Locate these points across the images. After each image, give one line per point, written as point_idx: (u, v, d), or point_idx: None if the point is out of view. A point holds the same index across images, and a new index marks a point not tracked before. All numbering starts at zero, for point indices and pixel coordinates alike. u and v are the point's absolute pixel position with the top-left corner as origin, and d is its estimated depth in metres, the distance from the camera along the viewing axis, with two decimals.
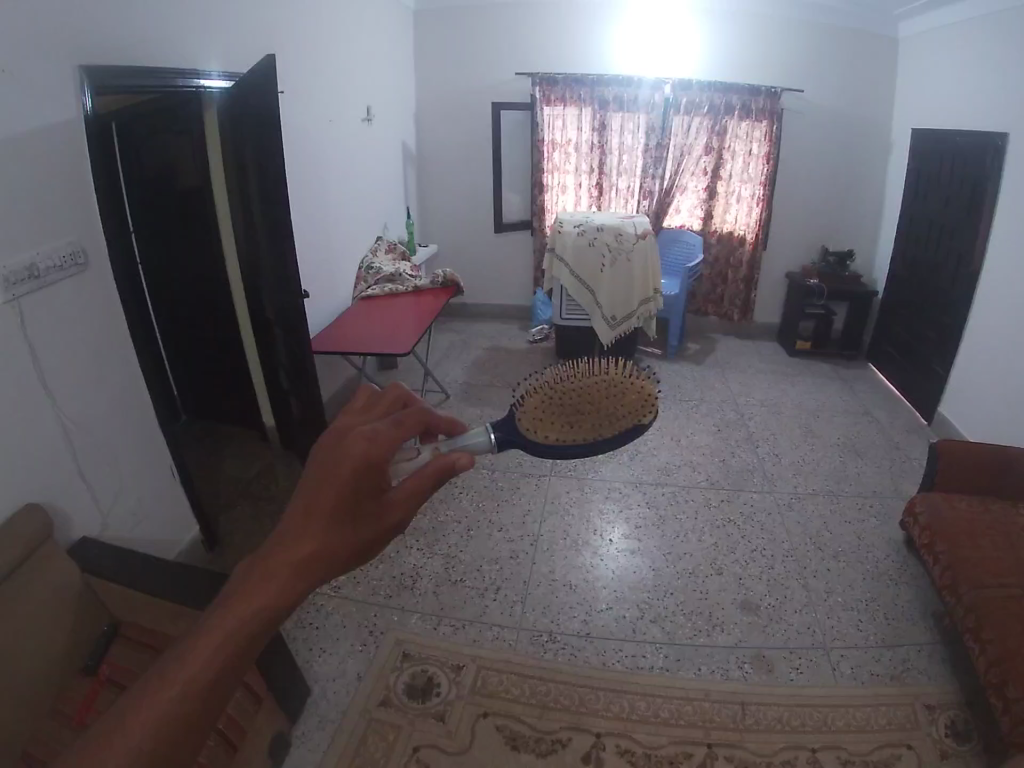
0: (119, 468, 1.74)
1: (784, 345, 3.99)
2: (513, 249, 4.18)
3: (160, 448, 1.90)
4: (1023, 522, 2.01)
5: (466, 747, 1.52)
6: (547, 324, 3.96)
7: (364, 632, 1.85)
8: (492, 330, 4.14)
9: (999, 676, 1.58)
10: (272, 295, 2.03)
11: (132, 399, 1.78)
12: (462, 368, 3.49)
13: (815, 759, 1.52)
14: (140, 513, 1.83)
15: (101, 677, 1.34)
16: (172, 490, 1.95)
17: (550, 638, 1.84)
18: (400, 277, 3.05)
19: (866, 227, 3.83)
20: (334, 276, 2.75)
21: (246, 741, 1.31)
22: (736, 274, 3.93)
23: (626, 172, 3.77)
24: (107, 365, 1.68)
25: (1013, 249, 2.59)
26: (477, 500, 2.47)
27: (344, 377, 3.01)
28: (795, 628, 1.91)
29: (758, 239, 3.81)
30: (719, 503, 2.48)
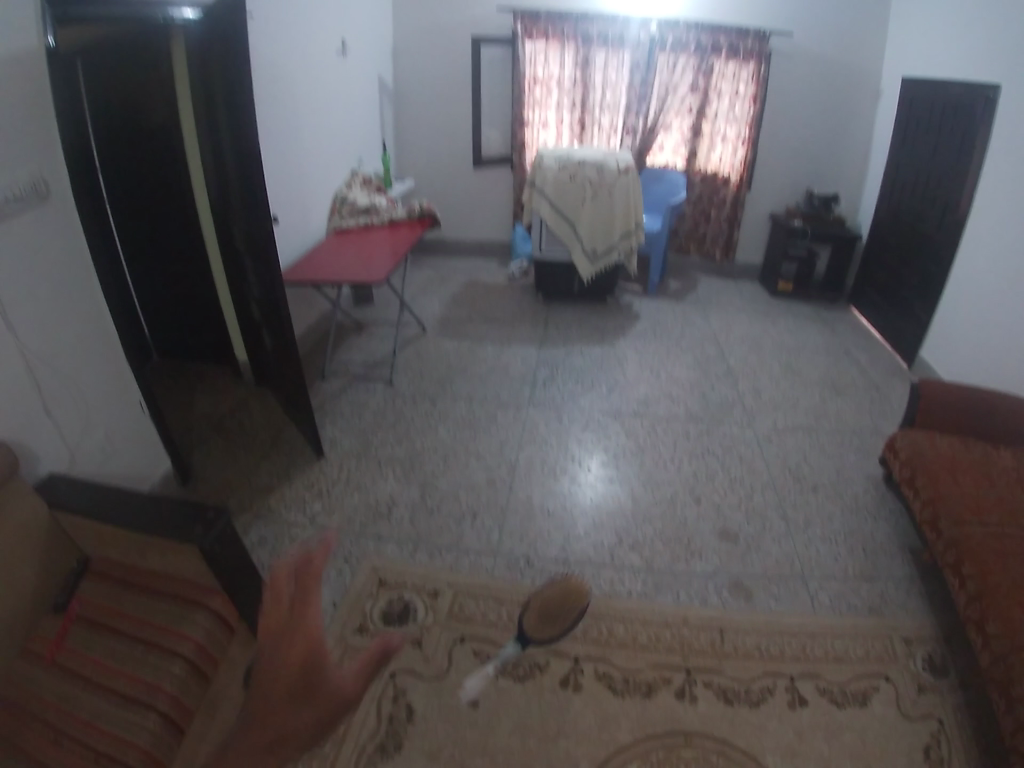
0: (87, 404, 1.72)
1: (766, 284, 3.97)
2: (494, 186, 4.14)
3: (130, 387, 1.89)
4: (999, 461, 2.03)
5: (444, 672, 1.60)
6: (527, 260, 3.94)
7: (339, 560, 1.86)
8: (472, 265, 4.11)
9: (978, 611, 1.60)
10: (243, 226, 1.99)
11: (98, 335, 1.75)
12: (440, 302, 3.48)
13: (792, 685, 1.60)
14: (110, 450, 1.82)
15: (71, 613, 1.37)
16: (143, 429, 1.94)
17: (528, 563, 1.88)
18: (376, 209, 2.94)
19: (851, 169, 3.79)
20: (309, 210, 2.69)
21: (218, 670, 1.36)
22: (720, 212, 3.90)
23: (609, 109, 3.72)
24: (78, 309, 1.68)
25: (999, 198, 2.58)
26: (454, 428, 2.46)
27: (319, 312, 2.98)
28: (773, 557, 1.95)
29: (743, 180, 3.77)
30: (698, 435, 2.49)
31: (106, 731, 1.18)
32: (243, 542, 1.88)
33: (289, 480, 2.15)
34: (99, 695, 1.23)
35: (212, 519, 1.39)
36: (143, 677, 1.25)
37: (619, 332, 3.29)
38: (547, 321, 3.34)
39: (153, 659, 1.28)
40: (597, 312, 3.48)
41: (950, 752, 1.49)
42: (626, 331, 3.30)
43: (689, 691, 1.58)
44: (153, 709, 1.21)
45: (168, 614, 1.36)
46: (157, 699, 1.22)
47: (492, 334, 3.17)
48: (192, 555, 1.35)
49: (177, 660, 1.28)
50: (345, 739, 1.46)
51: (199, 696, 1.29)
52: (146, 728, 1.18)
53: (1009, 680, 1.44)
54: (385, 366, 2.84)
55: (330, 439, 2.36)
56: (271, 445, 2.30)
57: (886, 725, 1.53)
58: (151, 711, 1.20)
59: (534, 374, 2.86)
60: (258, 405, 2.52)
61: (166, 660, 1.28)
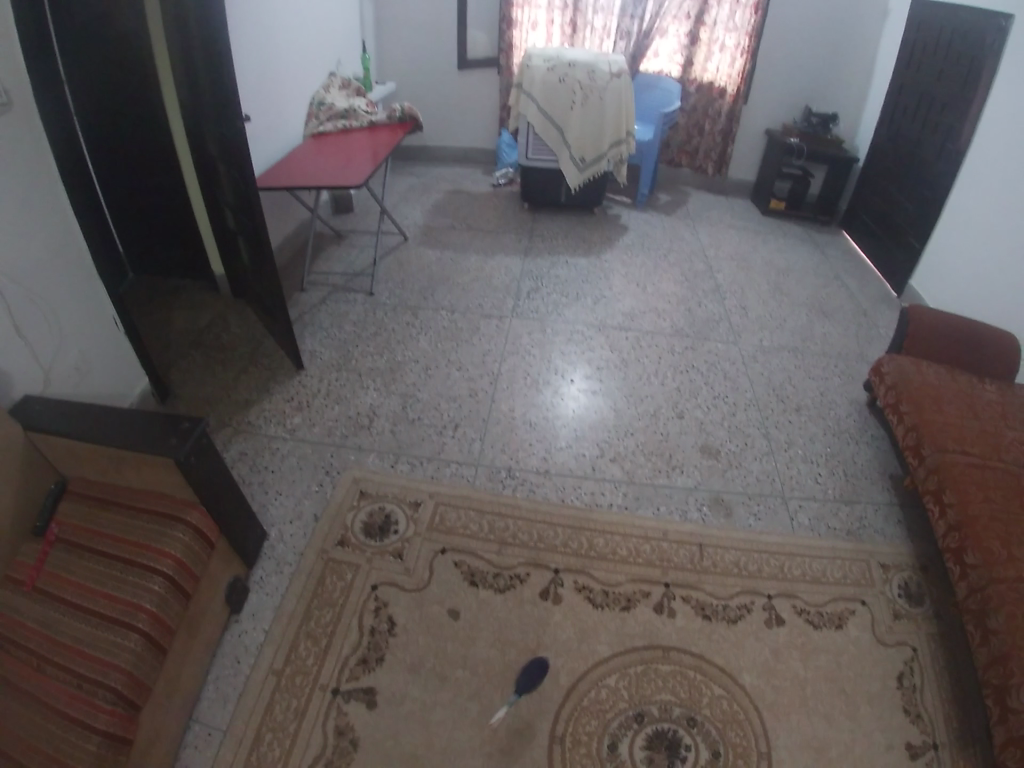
0: (58, 321, 1.62)
1: (758, 203, 3.90)
2: (478, 90, 3.93)
3: (102, 306, 1.79)
4: (985, 393, 2.01)
5: (424, 584, 1.59)
6: (512, 168, 3.81)
7: (320, 472, 1.85)
8: (455, 173, 3.96)
9: (957, 540, 1.60)
10: (214, 129, 1.88)
11: (67, 250, 1.64)
12: (422, 211, 3.37)
13: (770, 604, 1.61)
14: (83, 371, 1.73)
15: (49, 536, 1.31)
16: (120, 348, 1.86)
17: (509, 474, 1.90)
18: (355, 113, 2.80)
19: (852, 88, 3.63)
20: (284, 115, 2.55)
21: (199, 587, 1.33)
22: (714, 125, 3.74)
23: (602, 10, 3.53)
24: (44, 220, 1.57)
25: (1005, 127, 2.48)
26: (435, 340, 2.42)
27: (297, 220, 2.88)
28: (754, 474, 1.98)
29: (739, 92, 3.60)
30: (683, 350, 2.48)
31: (87, 653, 1.14)
32: (221, 455, 1.85)
33: (268, 394, 2.11)
34: (78, 617, 1.19)
35: (187, 430, 1.32)
36: (122, 596, 1.21)
37: (606, 243, 3.24)
38: (532, 231, 3.27)
39: (131, 578, 1.23)
40: (583, 223, 3.41)
41: (922, 677, 1.51)
42: (613, 244, 3.24)
43: (668, 605, 1.59)
44: (134, 629, 1.17)
45: (144, 530, 1.30)
46: (138, 618, 1.18)
47: (474, 244, 3.10)
48: (168, 467, 1.29)
49: (155, 577, 1.23)
50: (327, 653, 1.45)
51: (180, 612, 1.26)
52: (128, 649, 1.15)
53: (984, 612, 1.44)
54: (365, 276, 2.77)
55: (309, 352, 2.31)
56: (247, 359, 2.25)
57: (861, 648, 1.55)
58: (133, 631, 1.17)
59: (517, 285, 2.81)
60: (235, 316, 2.44)
61: (144, 577, 1.23)
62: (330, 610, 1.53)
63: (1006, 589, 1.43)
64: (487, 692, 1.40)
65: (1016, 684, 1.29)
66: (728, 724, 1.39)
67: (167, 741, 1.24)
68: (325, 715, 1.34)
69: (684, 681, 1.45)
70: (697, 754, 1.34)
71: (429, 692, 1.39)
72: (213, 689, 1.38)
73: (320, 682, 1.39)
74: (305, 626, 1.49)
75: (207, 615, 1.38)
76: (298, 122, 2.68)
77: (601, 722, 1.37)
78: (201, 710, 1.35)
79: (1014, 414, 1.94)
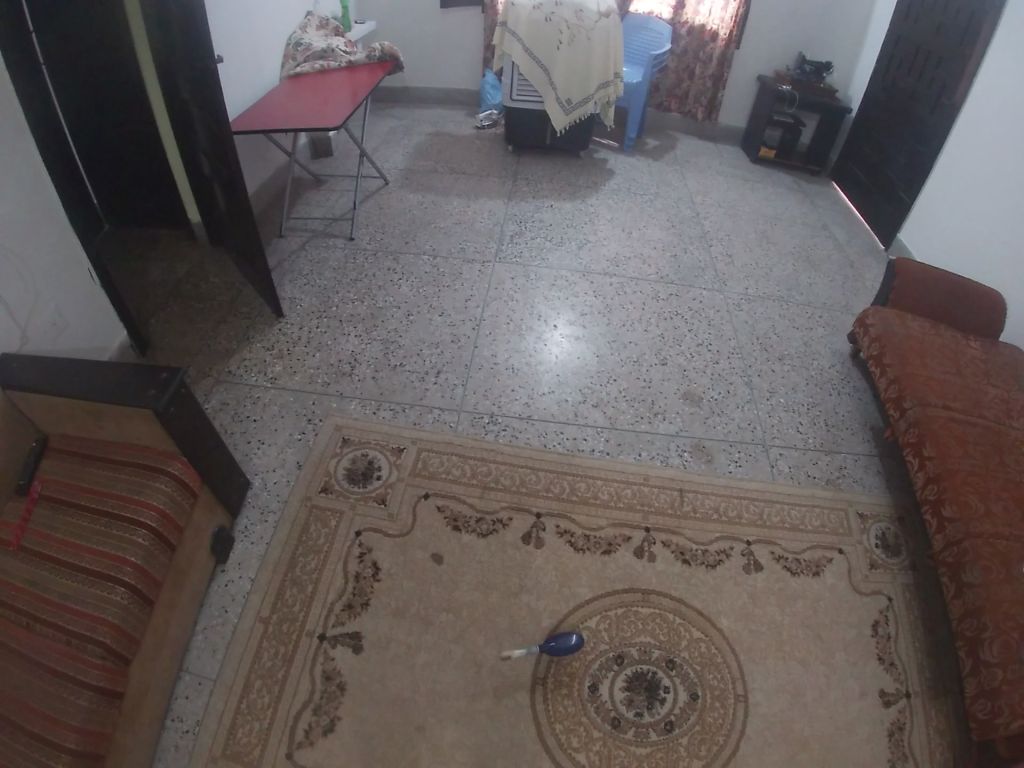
0: (32, 276, 1.56)
1: (747, 151, 3.85)
2: (461, 28, 3.71)
3: (78, 260, 1.72)
4: (967, 349, 2.03)
5: (408, 529, 1.60)
6: (496, 110, 3.71)
7: (303, 420, 1.84)
8: (437, 113, 3.85)
9: (935, 493, 1.61)
10: (187, 71, 1.81)
11: (40, 201, 1.57)
12: (403, 154, 3.30)
13: (748, 550, 1.64)
14: (60, 327, 1.66)
15: (32, 493, 1.30)
16: (97, 303, 1.81)
17: (491, 419, 1.91)
18: (333, 53, 2.70)
19: (848, 36, 3.55)
20: (257, 54, 2.46)
21: (183, 538, 1.32)
22: (704, 70, 3.67)
23: None
24: (14, 169, 1.50)
25: (1003, 82, 2.44)
26: (418, 286, 2.40)
27: (275, 165, 2.82)
28: (736, 422, 2.01)
29: (732, 36, 3.51)
30: (667, 298, 2.50)
31: (73, 608, 1.13)
32: (203, 405, 1.83)
33: (249, 343, 2.08)
34: (62, 572, 1.17)
35: (166, 381, 1.28)
36: (106, 550, 1.20)
37: (592, 187, 3.21)
38: (516, 174, 3.22)
39: (115, 531, 1.22)
40: (568, 167, 3.37)
41: (897, 625, 1.55)
42: (599, 188, 3.21)
43: (648, 549, 1.61)
44: (120, 582, 1.16)
45: (126, 483, 1.28)
46: (123, 571, 1.17)
47: (457, 187, 3.05)
48: (147, 418, 1.25)
49: (139, 530, 1.22)
50: (312, 598, 1.46)
51: (165, 564, 1.25)
52: (113, 602, 1.14)
53: (960, 565, 1.46)
54: (345, 220, 2.73)
55: (289, 300, 2.28)
56: (227, 309, 2.21)
57: (837, 595, 1.58)
58: (118, 584, 1.16)
59: (500, 230, 2.78)
60: (213, 266, 2.41)
61: (128, 530, 1.22)
62: (315, 556, 1.53)
63: (982, 544, 1.45)
64: (471, 635, 1.43)
65: (987, 638, 1.32)
66: (706, 667, 1.42)
67: (158, 692, 1.24)
68: (312, 660, 1.36)
69: (663, 624, 1.48)
70: (675, 696, 1.37)
71: (414, 636, 1.41)
72: (202, 640, 1.38)
73: (306, 627, 1.40)
74: (290, 573, 1.50)
75: (193, 566, 1.38)
76: (273, 64, 2.60)
77: (583, 664, 1.40)
78: (191, 659, 1.36)
79: (997, 373, 1.95)
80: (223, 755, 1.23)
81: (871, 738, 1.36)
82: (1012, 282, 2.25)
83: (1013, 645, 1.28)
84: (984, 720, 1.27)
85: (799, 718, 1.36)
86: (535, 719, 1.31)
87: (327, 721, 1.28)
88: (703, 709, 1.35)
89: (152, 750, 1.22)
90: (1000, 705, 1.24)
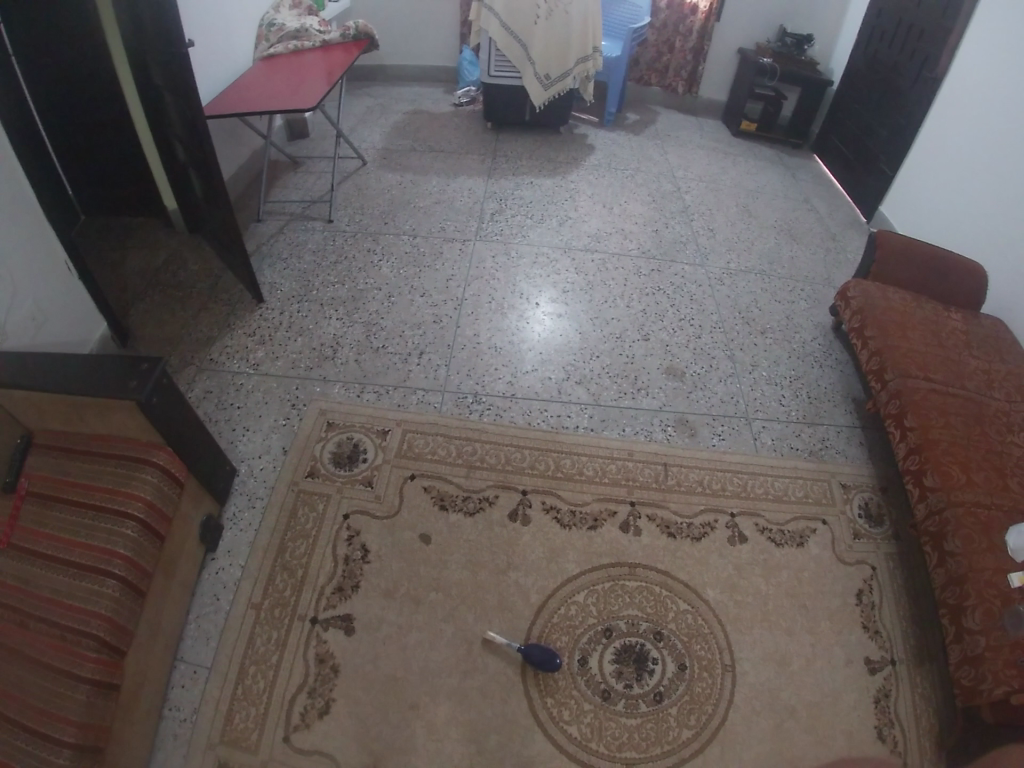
0: (8, 270, 1.52)
1: (729, 125, 3.83)
2: (438, 5, 3.66)
3: (55, 251, 1.68)
4: (947, 320, 2.05)
5: (395, 510, 1.61)
6: (474, 86, 3.66)
7: (287, 405, 1.84)
8: (414, 91, 3.80)
9: (917, 463, 1.63)
10: (157, 55, 1.77)
11: (13, 192, 1.54)
12: (380, 133, 3.26)
13: (732, 522, 1.66)
14: (40, 321, 1.64)
15: (20, 491, 1.26)
16: (76, 295, 1.78)
17: (475, 399, 1.91)
18: (306, 34, 2.65)
19: (830, 7, 3.51)
20: (228, 35, 2.41)
21: (171, 528, 1.32)
22: (685, 43, 3.63)
23: None
24: None
25: (986, 53, 2.43)
26: (398, 266, 2.39)
27: (250, 148, 2.78)
28: (718, 395, 2.02)
29: (712, 9, 3.48)
30: (649, 273, 2.50)
31: (65, 603, 1.13)
32: (186, 394, 1.82)
33: (231, 330, 2.07)
34: (51, 567, 1.16)
35: (147, 372, 1.26)
36: (94, 543, 1.19)
37: (573, 163, 3.19)
38: (496, 151, 3.20)
39: (102, 524, 1.21)
40: (548, 143, 3.34)
41: (881, 594, 1.58)
42: (580, 164, 3.19)
43: (634, 524, 1.63)
44: (110, 575, 1.16)
45: (112, 476, 1.27)
46: (113, 564, 1.17)
47: (436, 165, 3.03)
48: (129, 409, 1.24)
49: (127, 522, 1.22)
50: (303, 583, 1.46)
51: (154, 555, 1.25)
52: (106, 595, 1.14)
53: (942, 534, 1.49)
54: (323, 203, 2.70)
55: (269, 285, 2.25)
56: (208, 296, 2.19)
57: (821, 565, 1.61)
58: (109, 577, 1.16)
59: (480, 208, 2.76)
60: (192, 253, 2.38)
61: (116, 523, 1.21)
62: (304, 541, 1.53)
63: (964, 513, 1.48)
64: (461, 613, 1.44)
65: (970, 606, 1.35)
66: (693, 638, 1.44)
67: (154, 682, 1.25)
68: (305, 644, 1.37)
69: (650, 597, 1.50)
70: (664, 667, 1.39)
71: (404, 616, 1.42)
72: (195, 628, 1.38)
73: (298, 612, 1.41)
74: (280, 558, 1.50)
75: (183, 555, 1.38)
76: (246, 47, 2.55)
77: (572, 638, 1.42)
78: (185, 648, 1.36)
79: (977, 344, 1.98)
80: (220, 740, 1.24)
81: (857, 704, 1.39)
82: (993, 253, 2.27)
83: (995, 613, 1.31)
84: (969, 687, 1.29)
85: (786, 687, 1.39)
86: (526, 694, 1.33)
87: (322, 703, 1.29)
88: (691, 679, 1.38)
89: (151, 740, 1.22)
90: (984, 672, 1.26)
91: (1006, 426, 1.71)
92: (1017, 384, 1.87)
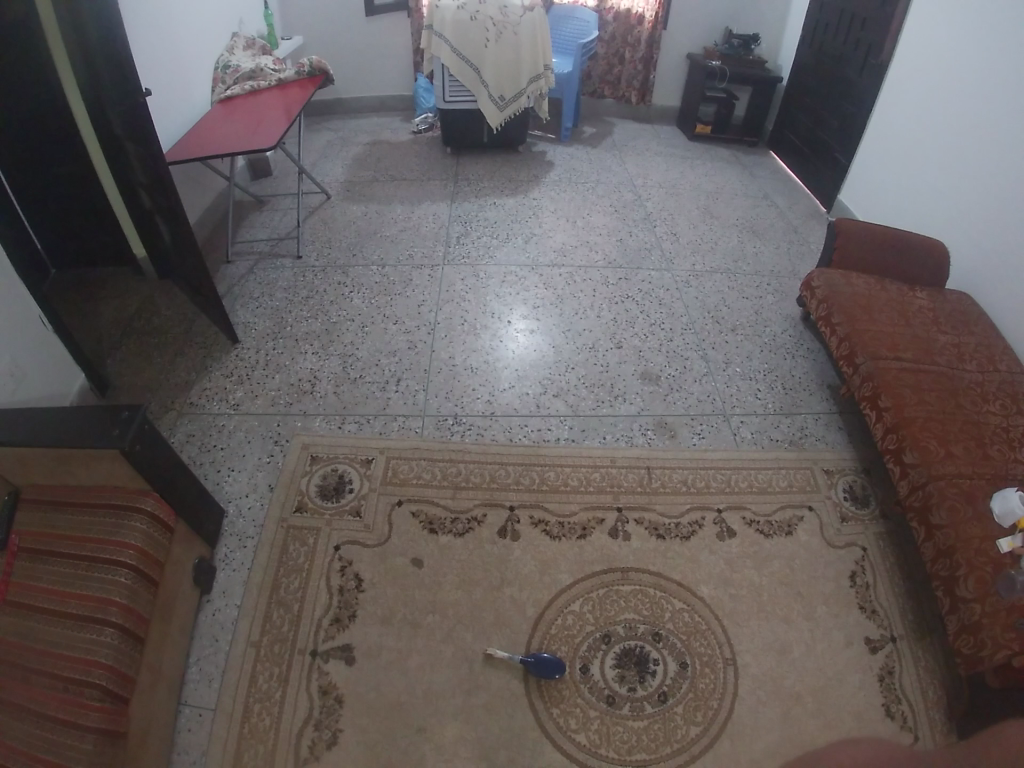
0: None
1: (684, 129, 3.90)
2: (387, 35, 3.71)
3: (26, 304, 1.67)
4: (912, 299, 2.10)
5: (386, 536, 1.62)
6: (431, 113, 3.71)
7: (270, 443, 1.85)
8: (371, 122, 3.83)
9: (895, 442, 1.67)
10: (115, 105, 1.79)
11: None
12: (342, 166, 3.29)
13: (720, 518, 1.70)
14: (18, 378, 1.64)
15: (10, 549, 1.24)
16: (52, 348, 1.77)
17: (455, 421, 1.93)
18: (262, 73, 2.68)
19: (772, 7, 3.60)
20: (184, 81, 2.43)
21: (164, 572, 1.33)
22: (635, 54, 3.70)
23: None
24: None
25: (926, 40, 2.51)
26: (370, 296, 2.41)
27: (215, 189, 2.79)
28: (695, 395, 2.06)
29: (658, 17, 3.55)
30: (617, 282, 2.54)
31: (66, 654, 1.13)
32: (168, 439, 1.82)
33: (208, 373, 2.07)
34: (49, 620, 1.16)
35: (128, 419, 1.27)
36: (89, 592, 1.19)
37: (534, 180, 3.24)
38: (457, 175, 3.23)
39: (96, 574, 1.22)
40: (508, 162, 3.39)
41: (874, 575, 1.61)
42: (541, 180, 3.24)
43: (622, 529, 1.66)
44: (108, 623, 1.16)
45: (101, 526, 1.28)
46: (109, 611, 1.17)
47: (400, 193, 3.06)
48: (112, 457, 1.25)
49: (121, 569, 1.23)
50: (300, 616, 1.47)
51: (149, 600, 1.26)
52: (106, 642, 1.15)
53: (926, 507, 1.52)
54: (291, 239, 2.72)
55: (243, 324, 2.26)
56: (185, 339, 2.20)
57: (811, 552, 1.64)
58: (107, 625, 1.16)
59: (447, 232, 2.79)
60: (165, 298, 2.39)
61: (109, 571, 1.22)
62: (297, 575, 1.54)
63: (946, 486, 1.52)
64: (459, 633, 1.45)
65: (962, 575, 1.39)
66: (692, 636, 1.47)
67: (158, 728, 1.25)
68: (308, 678, 1.37)
69: (646, 598, 1.52)
70: (665, 667, 1.41)
71: (403, 641, 1.43)
72: (197, 671, 1.39)
73: (298, 646, 1.42)
74: (275, 595, 1.51)
75: (178, 599, 1.38)
76: (203, 91, 2.57)
77: (572, 648, 1.44)
78: (188, 692, 1.36)
79: (945, 319, 2.03)
80: None
81: (861, 685, 1.42)
82: (951, 230, 2.34)
83: (988, 580, 1.35)
84: (970, 654, 1.32)
85: (788, 675, 1.42)
86: (531, 707, 1.34)
87: (330, 734, 1.30)
88: (693, 676, 1.40)
89: None
90: (983, 638, 1.30)
91: (980, 396, 1.76)
92: (986, 354, 1.92)
